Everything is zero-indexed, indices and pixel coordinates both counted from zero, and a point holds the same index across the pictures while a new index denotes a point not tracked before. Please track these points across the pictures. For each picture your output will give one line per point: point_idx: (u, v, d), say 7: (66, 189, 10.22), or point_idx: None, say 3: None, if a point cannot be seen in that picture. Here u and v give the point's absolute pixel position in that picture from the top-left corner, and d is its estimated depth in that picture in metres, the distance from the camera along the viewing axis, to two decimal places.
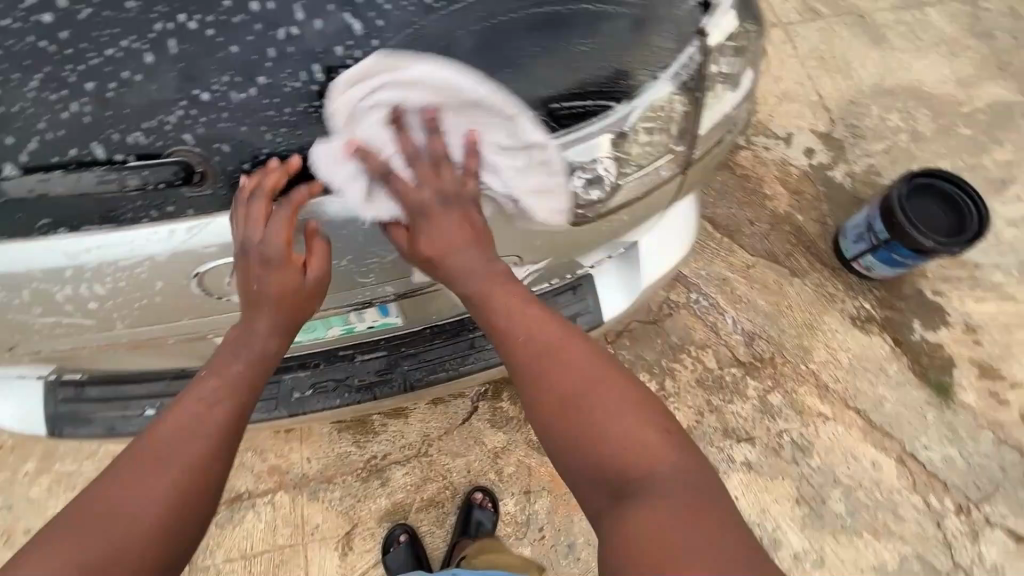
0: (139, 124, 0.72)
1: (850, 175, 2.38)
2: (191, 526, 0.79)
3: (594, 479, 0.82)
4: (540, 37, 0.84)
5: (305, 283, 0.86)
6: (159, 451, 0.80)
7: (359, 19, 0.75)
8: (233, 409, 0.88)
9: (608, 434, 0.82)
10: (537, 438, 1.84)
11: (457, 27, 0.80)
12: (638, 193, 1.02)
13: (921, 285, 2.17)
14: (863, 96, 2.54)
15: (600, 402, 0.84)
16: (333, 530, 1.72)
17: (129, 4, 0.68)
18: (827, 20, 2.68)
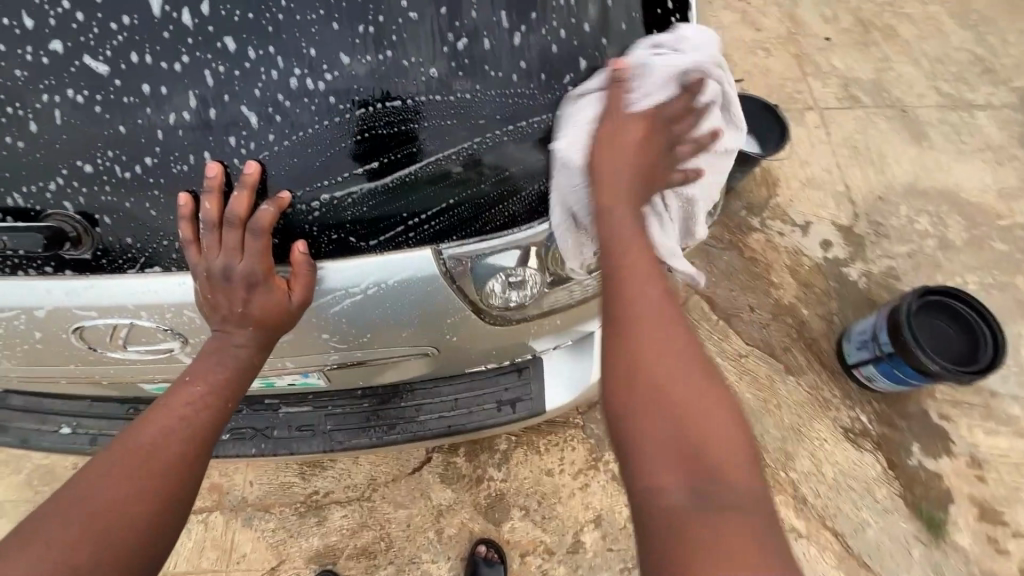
0: (18, 187, 0.76)
1: (866, 275, 2.25)
2: (159, 530, 0.71)
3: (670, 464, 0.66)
4: (456, 142, 0.83)
5: (290, 305, 0.80)
6: (138, 472, 0.72)
7: (257, 113, 0.78)
8: (212, 432, 0.81)
9: (694, 427, 0.67)
10: (485, 503, 1.76)
11: (367, 128, 0.80)
12: (570, 300, 0.98)
13: (926, 405, 2.01)
14: (892, 193, 2.42)
15: (688, 385, 0.68)
16: (260, 562, 1.67)
17: (18, 73, 0.74)
18: (866, 109, 2.58)
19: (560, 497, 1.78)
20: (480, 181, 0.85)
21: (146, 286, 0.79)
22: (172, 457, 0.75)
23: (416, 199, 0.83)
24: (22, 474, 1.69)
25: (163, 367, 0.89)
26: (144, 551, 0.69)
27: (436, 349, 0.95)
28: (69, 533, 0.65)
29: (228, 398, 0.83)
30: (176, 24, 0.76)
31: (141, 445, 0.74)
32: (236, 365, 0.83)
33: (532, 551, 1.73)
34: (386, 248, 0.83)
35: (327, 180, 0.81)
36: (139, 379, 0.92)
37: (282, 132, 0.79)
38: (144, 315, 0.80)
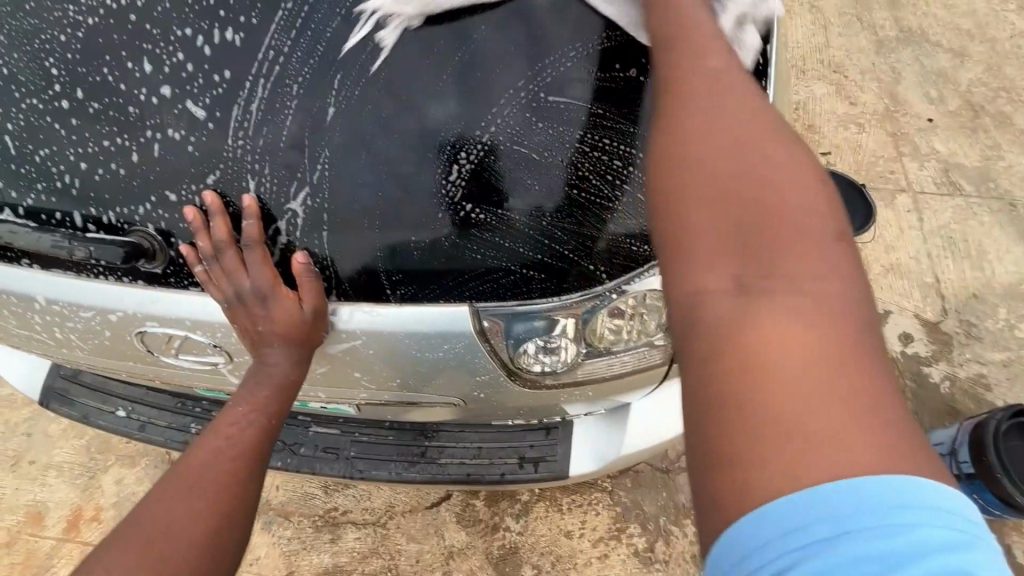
0: (113, 207, 0.83)
1: (950, 379, 2.04)
2: (227, 544, 0.76)
3: (724, 262, 0.54)
4: (506, 206, 0.83)
5: (301, 314, 0.81)
6: (189, 492, 0.76)
7: (316, 150, 0.80)
8: (261, 447, 0.85)
9: (785, 231, 0.53)
10: (498, 553, 1.71)
11: (431, 179, 0.82)
12: (603, 376, 0.93)
13: (1012, 542, 1.75)
14: (991, 292, 2.20)
15: (756, 164, 0.57)
16: (271, 569, 1.70)
17: (132, 111, 0.80)
18: (968, 198, 2.39)
19: (575, 563, 1.69)
20: (536, 249, 0.84)
21: (204, 306, 0.84)
22: (220, 477, 0.79)
23: (462, 252, 0.83)
24: (83, 440, 1.84)
25: (207, 377, 0.95)
26: (205, 558, 0.73)
27: (459, 401, 0.95)
28: (134, 554, 0.69)
29: (273, 412, 0.87)
30: (270, 79, 0.80)
31: (192, 468, 0.79)
32: (274, 380, 0.86)
33: None
34: (416, 300, 0.83)
35: (380, 229, 0.82)
36: (186, 383, 0.98)
37: (340, 186, 0.81)
38: (194, 330, 0.85)
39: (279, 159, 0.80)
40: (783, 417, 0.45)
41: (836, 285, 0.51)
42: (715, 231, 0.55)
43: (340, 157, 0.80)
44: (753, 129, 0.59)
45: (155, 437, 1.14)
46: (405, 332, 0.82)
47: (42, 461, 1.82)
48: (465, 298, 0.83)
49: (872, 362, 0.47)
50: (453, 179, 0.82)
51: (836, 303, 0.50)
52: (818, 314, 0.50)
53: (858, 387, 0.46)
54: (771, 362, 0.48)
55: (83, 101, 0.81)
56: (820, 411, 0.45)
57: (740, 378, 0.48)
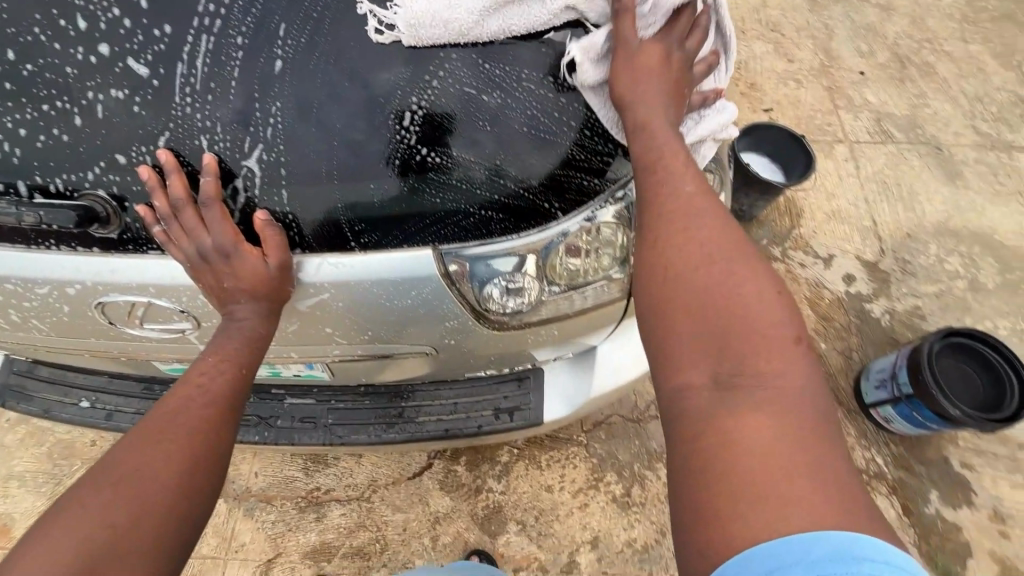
0: (59, 173, 0.80)
1: (889, 312, 2.19)
2: (200, 491, 0.75)
3: (705, 365, 0.66)
4: (461, 148, 0.85)
5: (266, 270, 0.81)
6: (161, 438, 0.75)
7: (267, 102, 0.80)
8: (231, 400, 0.85)
9: (749, 336, 0.66)
10: (483, 513, 1.76)
11: (385, 126, 0.83)
12: (567, 314, 0.97)
13: (948, 452, 1.93)
14: (922, 231, 2.37)
15: (728, 278, 0.70)
16: (257, 553, 1.69)
17: (70, 72, 0.78)
18: (898, 145, 2.54)
19: (558, 514, 1.76)
20: (494, 188, 0.86)
21: (167, 269, 0.83)
22: (189, 426, 0.78)
23: (421, 197, 0.85)
24: (44, 447, 1.78)
25: (175, 346, 0.94)
26: (179, 502, 0.72)
27: (431, 350, 0.97)
28: (105, 494, 0.67)
29: (243, 365, 0.87)
30: (213, 32, 0.80)
31: (162, 417, 0.78)
32: (242, 335, 0.86)
33: (526, 567, 1.71)
34: (381, 246, 0.84)
35: (337, 177, 0.83)
36: (154, 357, 0.97)
37: (293, 139, 0.81)
38: (155, 294, 0.84)
39: (229, 112, 0.80)
40: (748, 485, 0.56)
41: (798, 385, 0.63)
42: (695, 340, 0.69)
43: (293, 109, 0.81)
44: (726, 253, 0.72)
45: (123, 424, 1.12)
46: (374, 278, 0.83)
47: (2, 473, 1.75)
48: (430, 240, 0.85)
49: (823, 446, 0.58)
50: (408, 125, 0.84)
51: (796, 401, 0.62)
52: (781, 404, 0.61)
53: (809, 464, 0.57)
54: (738, 439, 0.60)
55: (16, 65, 0.78)
56: (769, 468, 0.57)
57: (711, 452, 0.61)
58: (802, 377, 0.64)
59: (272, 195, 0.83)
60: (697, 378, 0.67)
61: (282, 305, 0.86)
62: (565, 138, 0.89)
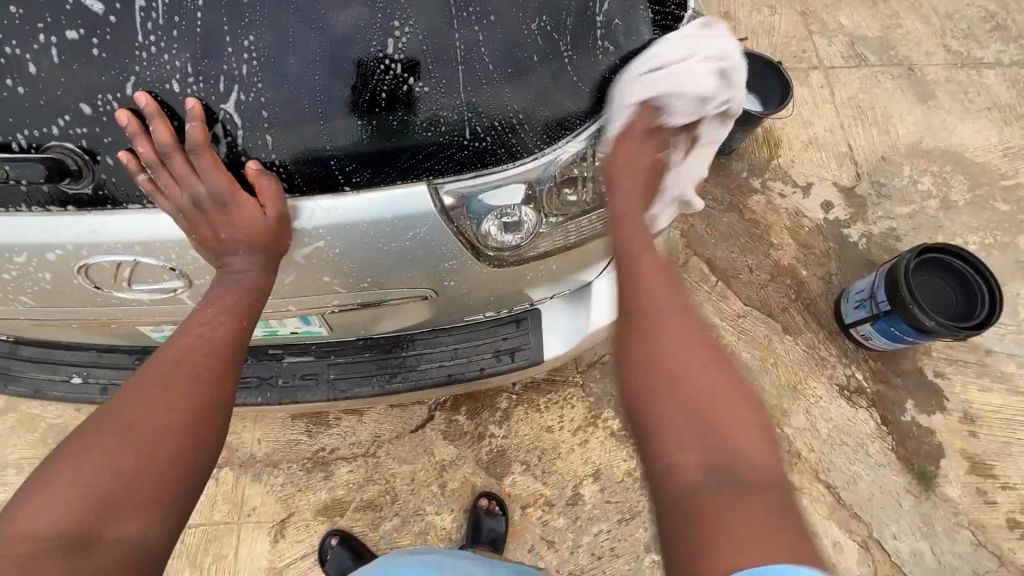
0: (20, 128, 0.75)
1: (866, 236, 2.24)
2: (200, 444, 0.75)
3: (691, 441, 0.69)
4: (450, 77, 0.81)
5: (262, 217, 0.79)
6: (156, 394, 0.74)
7: (240, 35, 0.76)
8: (229, 350, 0.82)
9: (711, 396, 0.72)
10: (488, 457, 1.82)
11: (368, 54, 0.78)
12: (564, 244, 0.98)
13: (922, 363, 2.04)
14: (897, 153, 2.40)
15: (683, 339, 0.76)
16: (270, 515, 1.73)
17: (17, 14, 0.73)
18: (872, 68, 2.53)
19: (560, 453, 1.83)
20: (488, 119, 0.83)
21: (153, 224, 0.79)
22: (184, 382, 0.76)
23: (413, 132, 0.81)
24: (38, 433, 1.75)
25: (168, 306, 0.91)
26: (179, 455, 0.72)
27: (428, 293, 0.96)
28: (106, 448, 0.69)
29: (244, 314, 0.83)
30: None
31: (156, 371, 0.76)
32: (240, 286, 0.83)
33: (532, 503, 1.78)
34: (375, 183, 0.82)
35: (323, 115, 0.79)
36: (144, 322, 0.95)
37: (272, 74, 0.77)
38: (143, 252, 0.81)
39: (198, 48, 0.75)
40: (722, 531, 0.62)
41: (745, 431, 0.71)
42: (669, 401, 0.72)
43: (267, 42, 0.76)
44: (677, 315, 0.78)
45: None
46: (371, 219, 0.82)
47: None
48: (425, 174, 0.83)
49: (780, 503, 0.64)
50: (392, 55, 0.79)
51: (772, 473, 0.67)
52: (742, 465, 0.67)
53: (773, 512, 0.63)
54: (706, 501, 0.64)
55: None
56: (736, 530, 0.61)
57: (687, 512, 0.65)
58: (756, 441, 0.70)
59: (258, 140, 0.79)
60: (686, 451, 0.69)
61: (281, 254, 0.84)
62: (557, 58, 0.85)
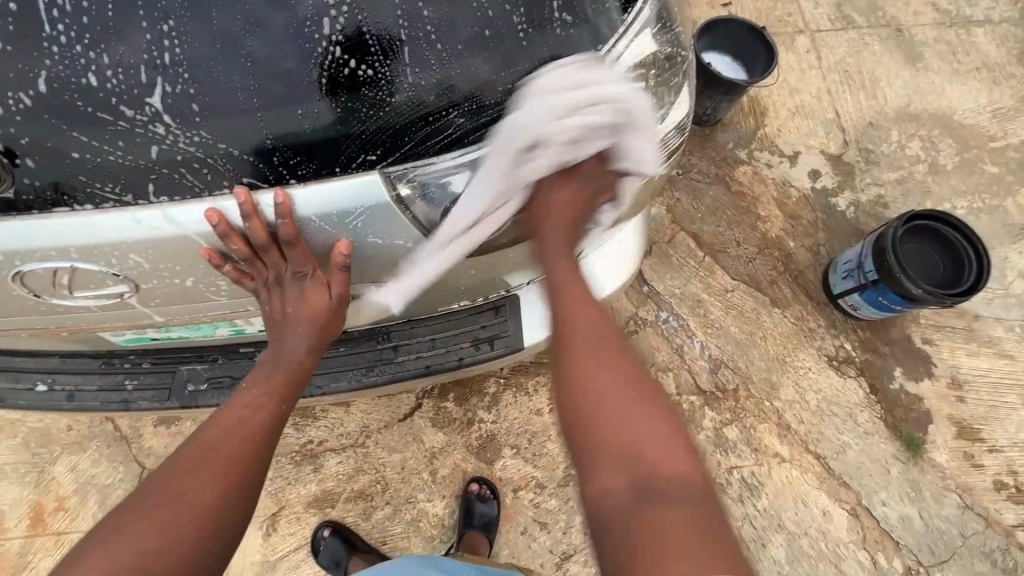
0: None
1: (854, 204, 2.21)
2: (233, 519, 0.78)
3: (615, 464, 0.76)
4: (394, 56, 0.77)
5: (329, 303, 0.88)
6: (205, 465, 0.79)
7: (154, 20, 0.72)
8: (272, 427, 0.88)
9: (639, 428, 0.78)
10: (478, 442, 1.81)
11: (304, 34, 0.74)
12: (532, 230, 0.93)
13: (910, 331, 2.03)
14: (885, 118, 2.35)
15: (607, 369, 0.82)
16: (260, 509, 1.72)
17: None
18: (859, 30, 2.46)
19: (550, 435, 1.82)
20: (438, 100, 0.79)
21: (84, 227, 0.74)
22: (233, 454, 0.82)
23: (360, 117, 0.77)
24: (19, 437, 1.72)
25: (115, 312, 0.86)
26: (211, 527, 0.76)
27: (395, 286, 0.94)
28: (145, 518, 0.72)
29: (286, 395, 0.92)
30: None
31: (205, 443, 0.82)
32: (287, 368, 0.92)
33: (524, 486, 1.78)
34: (322, 171, 0.77)
35: (263, 103, 0.75)
36: (103, 328, 0.91)
37: (201, 59, 0.73)
38: (79, 257, 0.75)
39: (113, 37, 0.71)
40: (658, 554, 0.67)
41: (671, 456, 0.77)
42: (606, 438, 0.78)
43: (188, 25, 0.72)
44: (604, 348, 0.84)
45: (88, 403, 1.07)
46: (329, 211, 0.78)
47: None
48: (373, 162, 0.79)
49: (708, 525, 0.71)
50: (330, 34, 0.75)
51: (689, 485, 0.74)
52: (675, 494, 0.73)
53: (706, 535, 0.69)
54: (640, 531, 0.70)
55: None
56: (670, 558, 0.66)
57: (626, 540, 0.70)
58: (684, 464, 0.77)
59: (192, 130, 0.74)
60: (618, 483, 0.75)
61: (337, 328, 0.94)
62: (507, 30, 0.80)
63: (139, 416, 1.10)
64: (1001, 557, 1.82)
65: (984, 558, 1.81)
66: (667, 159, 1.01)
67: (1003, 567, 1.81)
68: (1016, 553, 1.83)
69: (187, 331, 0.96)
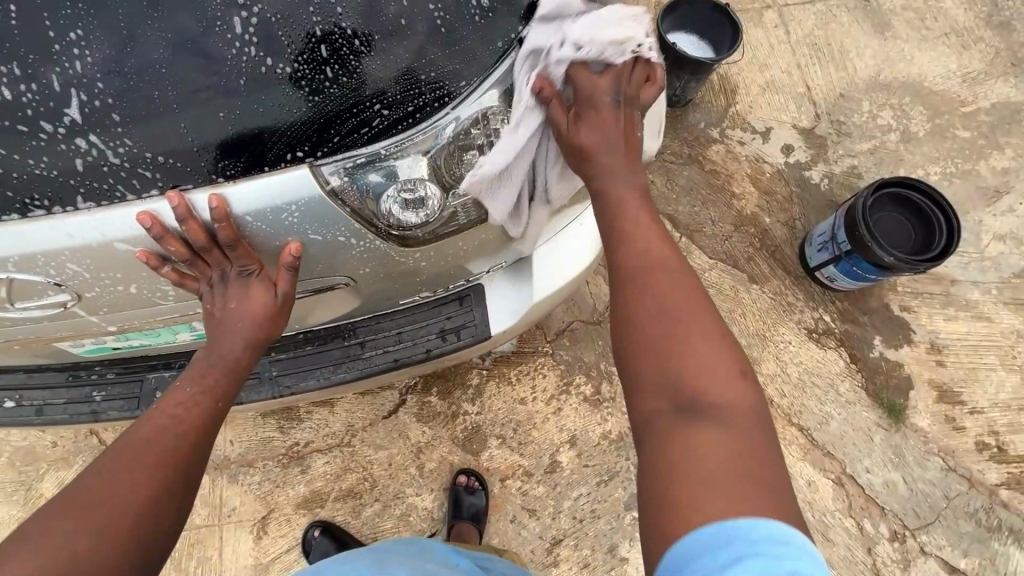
0: None
1: (828, 176, 2.22)
2: (166, 516, 0.79)
3: (662, 398, 0.73)
4: (312, 52, 0.77)
5: (276, 300, 0.88)
6: (135, 463, 0.79)
7: (53, 28, 0.73)
8: (206, 426, 0.88)
9: (687, 352, 0.74)
10: (464, 434, 1.82)
11: (214, 35, 0.75)
12: (478, 217, 0.93)
13: (889, 299, 2.05)
14: (855, 89, 2.35)
15: (654, 288, 0.80)
16: (250, 513, 1.73)
17: None
18: (826, 2, 2.46)
19: (534, 423, 1.83)
20: (358, 93, 0.79)
21: (18, 238, 0.74)
22: (166, 451, 0.82)
23: (280, 114, 0.77)
24: (4, 457, 1.72)
25: (61, 322, 0.87)
26: (142, 525, 0.77)
27: (347, 281, 0.94)
28: (71, 521, 0.73)
29: (222, 396, 0.91)
30: None
31: (137, 440, 0.82)
32: (223, 367, 0.91)
33: (511, 475, 1.79)
34: (249, 170, 0.77)
35: (184, 107, 0.75)
36: (59, 339, 0.92)
37: (111, 65, 0.74)
38: (18, 268, 0.76)
39: (21, 49, 0.72)
40: (697, 473, 0.65)
41: (718, 381, 0.73)
42: (655, 363, 0.75)
43: (93, 33, 0.73)
44: (663, 268, 0.81)
45: (56, 417, 1.07)
46: (263, 207, 0.78)
47: None
48: (301, 157, 0.78)
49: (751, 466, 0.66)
50: (244, 35, 0.76)
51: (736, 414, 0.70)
52: (723, 426, 0.69)
53: (752, 474, 0.65)
54: (681, 453, 0.67)
55: None
56: (710, 482, 0.63)
57: (662, 453, 0.69)
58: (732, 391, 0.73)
59: (112, 138, 0.74)
60: (660, 399, 0.73)
61: (281, 328, 0.94)
62: (426, 21, 0.81)
63: (109, 426, 1.10)
64: (985, 516, 1.84)
65: (969, 518, 1.84)
66: None
67: (987, 526, 1.84)
68: (1000, 512, 1.85)
69: (147, 339, 0.97)
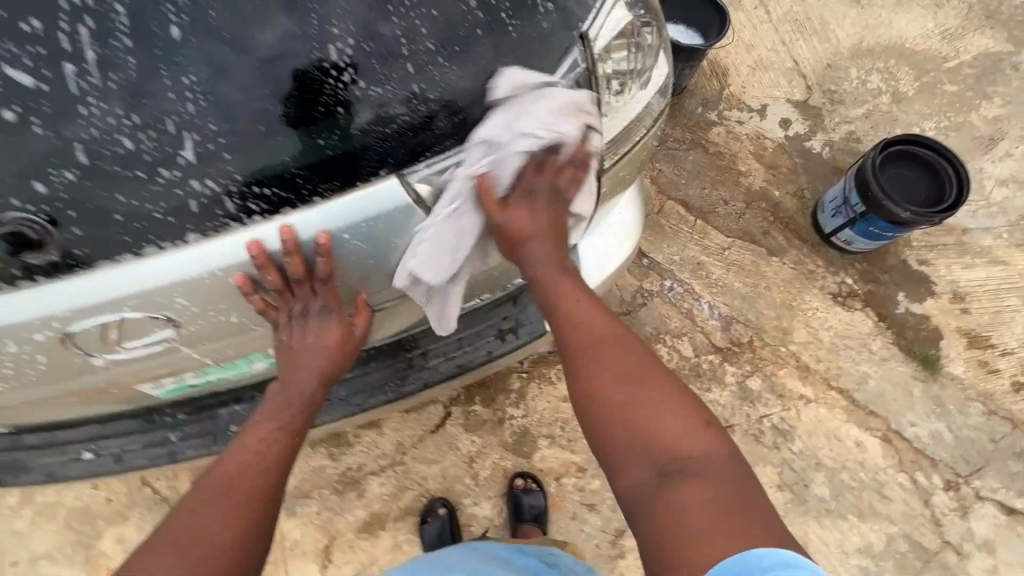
0: None
1: (828, 144, 2.27)
2: (251, 548, 0.84)
3: (637, 463, 0.83)
4: (400, 71, 0.82)
5: (349, 337, 0.95)
6: (224, 497, 0.84)
7: (167, 74, 0.74)
8: (284, 461, 0.93)
9: (646, 415, 0.85)
10: (513, 438, 1.83)
11: (315, 68, 0.79)
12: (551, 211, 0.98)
13: (905, 256, 2.09)
14: (841, 58, 2.42)
15: (604, 354, 0.91)
16: (313, 544, 1.72)
17: None
18: None
19: None
20: (442, 104, 0.84)
21: (130, 278, 0.77)
22: (252, 487, 0.87)
23: (376, 134, 0.82)
24: (61, 519, 1.71)
25: (164, 360, 0.89)
26: (231, 557, 0.81)
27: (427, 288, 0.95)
28: (171, 557, 0.77)
29: (296, 430, 0.96)
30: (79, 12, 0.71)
31: (223, 479, 0.87)
32: (300, 402, 0.96)
33: (566, 473, 1.81)
34: (344, 189, 0.82)
35: (290, 140, 0.80)
36: (141, 382, 0.94)
37: (219, 105, 0.76)
38: (133, 308, 0.79)
39: (136, 97, 0.73)
40: (691, 518, 0.74)
41: (677, 430, 0.83)
42: (623, 431, 0.85)
43: (206, 78, 0.75)
44: (603, 339, 0.93)
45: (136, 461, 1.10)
46: (354, 223, 0.83)
47: (25, 557, 1.68)
48: (389, 169, 0.84)
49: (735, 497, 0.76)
50: (338, 61, 0.79)
51: (705, 458, 0.81)
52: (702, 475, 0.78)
53: (736, 508, 0.74)
54: (665, 510, 0.76)
55: None
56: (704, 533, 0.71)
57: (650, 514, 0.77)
58: (698, 436, 0.83)
59: (230, 173, 0.78)
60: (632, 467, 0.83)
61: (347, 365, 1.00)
62: (501, 30, 0.86)
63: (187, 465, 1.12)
64: None
65: (1017, 458, 1.87)
66: (653, 124, 1.09)
67: None
68: None
69: (225, 371, 0.99)
